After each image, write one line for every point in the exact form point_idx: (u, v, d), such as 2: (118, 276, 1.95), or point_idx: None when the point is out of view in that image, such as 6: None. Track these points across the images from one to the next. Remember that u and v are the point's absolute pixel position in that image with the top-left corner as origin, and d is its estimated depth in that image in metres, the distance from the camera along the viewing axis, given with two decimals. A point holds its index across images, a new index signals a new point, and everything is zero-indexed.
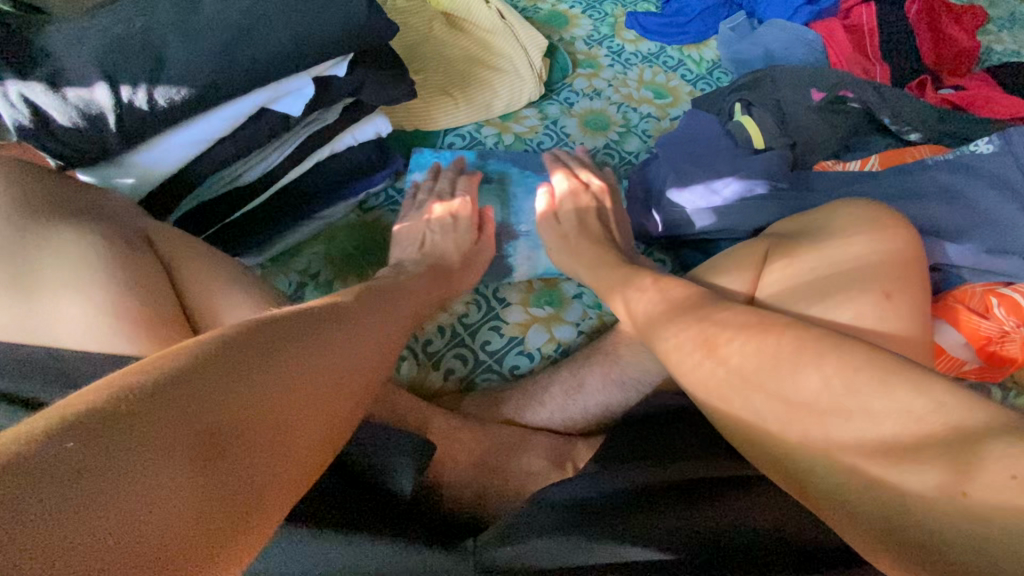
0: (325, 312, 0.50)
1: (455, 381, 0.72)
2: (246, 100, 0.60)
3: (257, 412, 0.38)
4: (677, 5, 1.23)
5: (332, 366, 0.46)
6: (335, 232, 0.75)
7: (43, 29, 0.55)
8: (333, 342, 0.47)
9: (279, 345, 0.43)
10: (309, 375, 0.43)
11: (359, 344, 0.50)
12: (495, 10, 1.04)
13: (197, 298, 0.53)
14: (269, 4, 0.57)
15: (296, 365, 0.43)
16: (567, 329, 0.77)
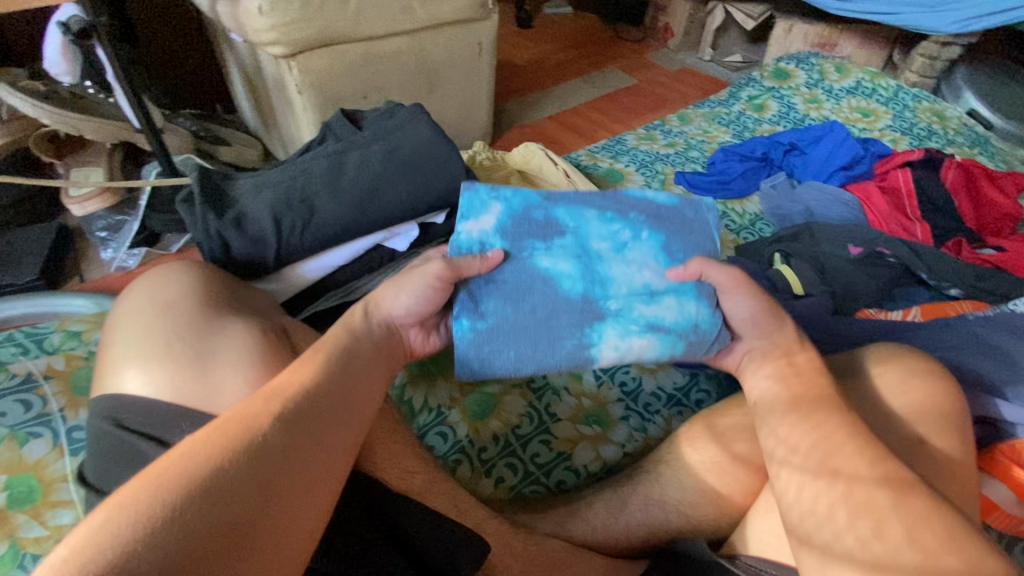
0: (297, 403, 0.52)
1: (504, 489, 0.78)
2: (366, 240, 0.77)
3: (197, 574, 0.40)
4: (722, 165, 1.41)
5: (284, 494, 0.47)
6: None
7: (235, 184, 0.76)
8: (292, 455, 0.48)
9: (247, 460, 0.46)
10: (260, 507, 0.45)
11: (320, 450, 0.51)
12: (562, 169, 1.25)
13: None
14: (395, 174, 0.76)
15: (251, 507, 0.44)
16: (612, 448, 0.82)
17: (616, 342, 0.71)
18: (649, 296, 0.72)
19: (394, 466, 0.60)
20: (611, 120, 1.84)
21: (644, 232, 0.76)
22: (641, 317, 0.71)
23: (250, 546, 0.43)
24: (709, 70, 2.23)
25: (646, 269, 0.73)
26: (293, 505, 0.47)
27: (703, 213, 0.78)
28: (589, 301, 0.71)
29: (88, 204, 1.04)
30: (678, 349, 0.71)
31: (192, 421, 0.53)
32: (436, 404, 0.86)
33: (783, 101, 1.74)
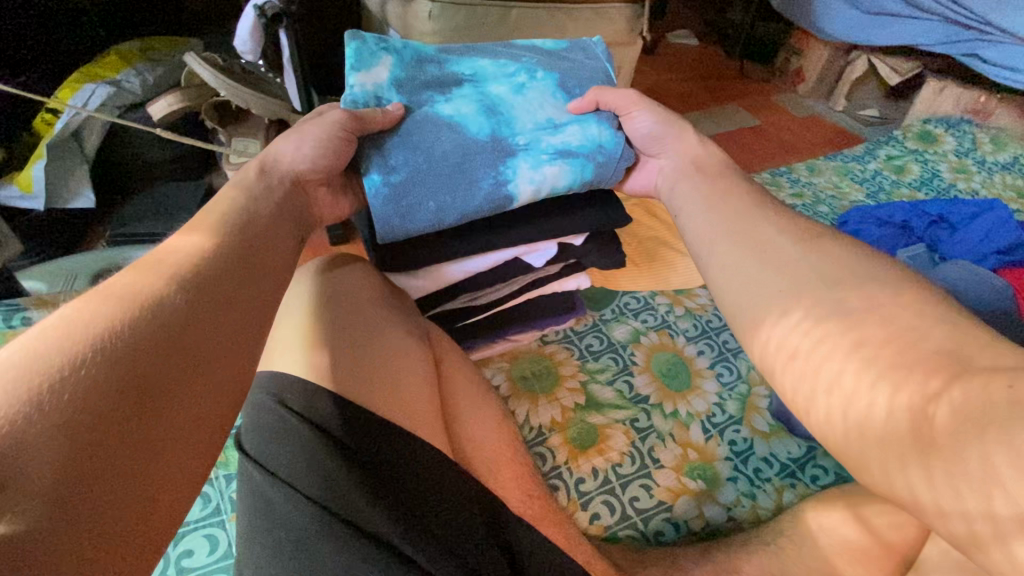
0: (232, 241, 0.49)
1: (598, 527, 0.75)
2: (507, 253, 0.77)
3: (145, 404, 0.36)
4: (855, 226, 1.32)
5: (230, 338, 0.43)
6: (519, 356, 0.94)
7: None
8: (232, 299, 0.45)
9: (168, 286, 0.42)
10: (209, 348, 0.41)
11: (258, 298, 0.47)
12: None
13: (448, 386, 0.63)
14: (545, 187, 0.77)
15: (202, 344, 0.41)
16: (717, 510, 0.77)
17: (530, 175, 0.69)
18: (553, 128, 0.72)
19: (515, 484, 0.58)
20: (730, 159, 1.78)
21: (540, 74, 0.77)
22: (548, 147, 0.71)
23: (199, 384, 0.39)
24: (839, 121, 2.11)
25: (547, 106, 0.74)
26: (238, 348, 0.44)
27: (594, 59, 0.82)
28: (498, 139, 0.70)
29: (243, 173, 1.11)
30: (588, 172, 0.71)
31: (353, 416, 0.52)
32: (538, 424, 0.85)
33: (926, 165, 1.62)
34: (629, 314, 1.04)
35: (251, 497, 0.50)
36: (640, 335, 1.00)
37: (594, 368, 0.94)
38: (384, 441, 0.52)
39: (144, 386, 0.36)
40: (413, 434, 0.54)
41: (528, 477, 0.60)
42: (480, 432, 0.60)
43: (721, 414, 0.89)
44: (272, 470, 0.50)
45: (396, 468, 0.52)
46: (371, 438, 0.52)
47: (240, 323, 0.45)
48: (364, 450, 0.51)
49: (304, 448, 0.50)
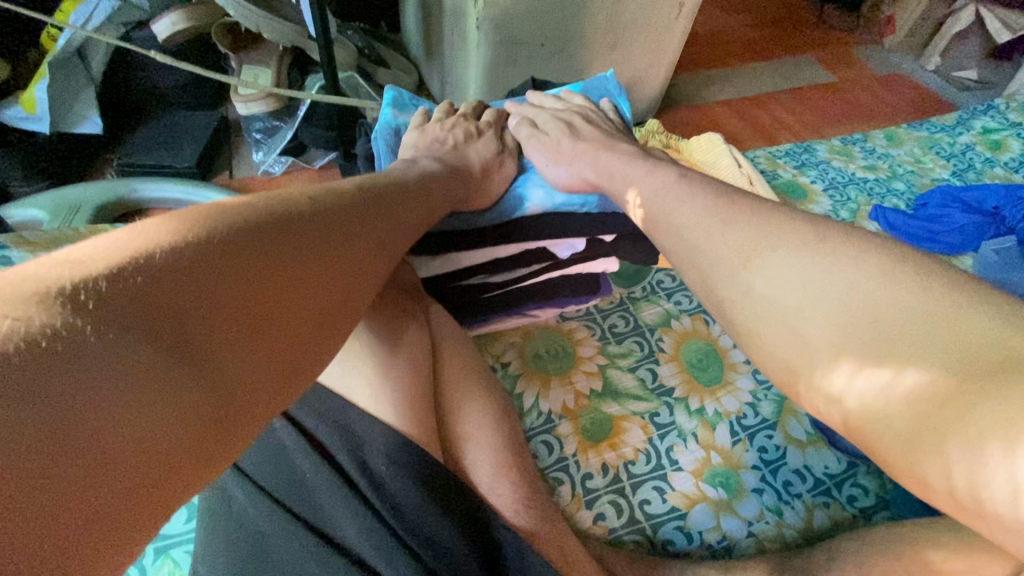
0: (364, 185, 0.55)
1: (602, 529, 0.69)
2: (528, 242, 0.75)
3: (307, 287, 0.42)
4: (934, 210, 1.15)
5: (368, 254, 0.49)
6: (533, 332, 0.86)
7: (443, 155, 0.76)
8: (365, 220, 0.51)
9: (285, 237, 0.42)
10: (352, 254, 0.47)
11: (390, 229, 0.54)
12: (745, 175, 1.00)
13: (445, 375, 0.55)
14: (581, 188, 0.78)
15: (347, 252, 0.47)
16: (736, 523, 0.70)
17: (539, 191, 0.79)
18: None
19: (509, 492, 0.51)
20: (797, 120, 1.58)
21: None
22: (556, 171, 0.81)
23: (344, 285, 0.45)
24: (929, 83, 1.85)
25: None
26: (372, 261, 0.49)
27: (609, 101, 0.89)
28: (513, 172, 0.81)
29: (253, 105, 1.03)
30: None
31: (328, 413, 0.48)
32: (547, 409, 0.78)
33: None
34: (662, 295, 0.95)
35: (215, 493, 0.48)
36: (672, 319, 0.91)
37: (615, 352, 0.85)
38: (356, 438, 0.47)
39: (215, 323, 0.35)
40: (403, 434, 0.47)
41: (526, 486, 0.52)
42: (476, 431, 0.53)
43: (753, 415, 0.79)
44: (241, 464, 0.48)
45: (368, 471, 0.45)
46: (342, 434, 0.47)
47: (327, 296, 0.44)
48: (337, 449, 0.46)
49: (272, 443, 0.48)
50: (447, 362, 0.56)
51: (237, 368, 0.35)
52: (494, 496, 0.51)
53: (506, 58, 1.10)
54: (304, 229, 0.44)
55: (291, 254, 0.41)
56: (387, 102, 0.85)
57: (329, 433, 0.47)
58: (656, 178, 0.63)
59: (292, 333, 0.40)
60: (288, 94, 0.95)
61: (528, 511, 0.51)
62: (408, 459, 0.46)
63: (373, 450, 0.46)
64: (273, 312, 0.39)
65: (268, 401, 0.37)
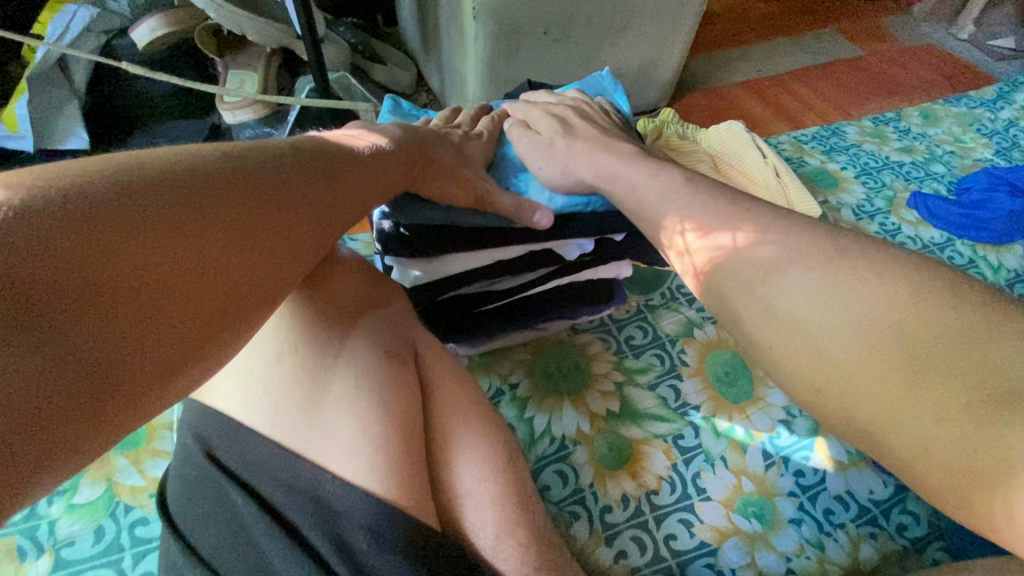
0: (300, 149, 0.49)
1: (625, 569, 0.63)
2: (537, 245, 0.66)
3: (192, 272, 0.38)
4: (979, 195, 1.04)
5: (283, 231, 0.44)
6: (541, 346, 0.80)
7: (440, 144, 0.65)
8: (291, 191, 0.45)
9: (176, 215, 0.38)
10: (261, 235, 0.43)
11: (326, 201, 0.48)
12: (771, 166, 0.92)
13: (440, 422, 0.49)
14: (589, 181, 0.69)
15: (255, 232, 0.42)
16: (773, 559, 0.63)
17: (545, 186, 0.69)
18: None
19: (517, 555, 0.45)
20: (822, 99, 1.47)
21: None
22: None
23: (246, 270, 0.42)
24: (963, 54, 1.72)
25: None
26: (288, 242, 0.45)
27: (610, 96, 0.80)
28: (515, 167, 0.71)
29: (240, 113, 0.98)
30: None
31: (296, 484, 0.42)
32: (561, 434, 0.72)
33: None
34: (682, 301, 0.88)
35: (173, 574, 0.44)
36: (694, 328, 0.84)
37: (635, 367, 0.79)
38: (331, 511, 0.41)
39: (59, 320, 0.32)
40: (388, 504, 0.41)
41: (536, 544, 0.46)
42: (477, 484, 0.47)
43: (787, 435, 0.73)
44: (197, 547, 0.43)
45: (345, 550, 0.40)
46: (313, 506, 0.41)
47: (222, 285, 0.40)
48: (306, 526, 0.41)
49: (233, 520, 0.42)
50: (443, 406, 0.50)
51: (87, 366, 0.33)
52: (499, 560, 0.45)
53: (506, 49, 1.02)
54: (200, 204, 0.39)
55: (174, 237, 0.37)
56: (387, 111, 0.79)
57: (297, 506, 0.42)
58: (674, 186, 0.56)
59: (168, 327, 0.37)
60: (273, 100, 0.89)
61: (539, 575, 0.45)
62: (388, 532, 0.40)
63: (349, 525, 0.41)
64: (143, 304, 0.36)
65: (130, 401, 0.35)
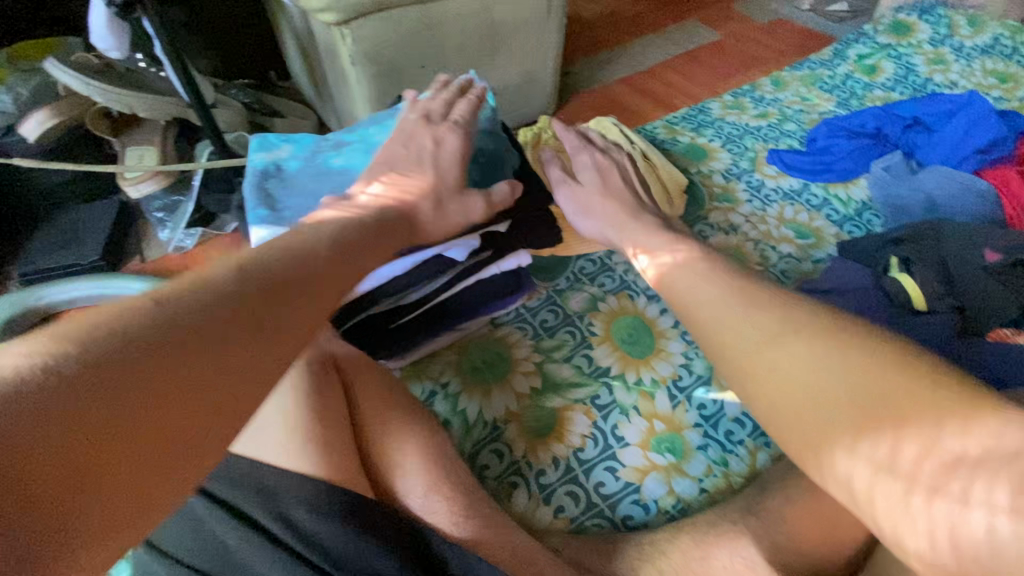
0: (248, 266, 0.48)
1: (564, 520, 0.71)
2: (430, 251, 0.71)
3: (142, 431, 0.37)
4: (824, 142, 1.21)
5: (229, 360, 0.42)
6: (467, 345, 0.87)
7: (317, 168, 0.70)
8: (234, 320, 0.44)
9: (120, 379, 0.37)
10: (210, 371, 0.41)
11: (277, 324, 0.46)
12: (639, 150, 1.05)
13: (363, 410, 0.56)
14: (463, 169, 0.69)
15: (205, 371, 0.41)
16: (687, 484, 0.73)
17: (423, 184, 0.68)
18: (439, 138, 0.71)
19: (447, 509, 0.52)
20: (690, 83, 1.64)
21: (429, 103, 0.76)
22: (439, 154, 0.70)
23: (198, 411, 0.40)
24: (806, 24, 1.94)
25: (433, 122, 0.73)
26: (239, 371, 0.43)
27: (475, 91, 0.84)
28: (388, 161, 0.70)
29: (144, 186, 1.02)
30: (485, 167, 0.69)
31: (242, 474, 0.49)
32: (492, 418, 0.79)
33: (900, 61, 1.48)
34: (586, 280, 0.98)
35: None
36: (598, 302, 0.94)
37: (552, 347, 0.88)
38: (273, 494, 0.48)
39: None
40: (320, 484, 0.49)
41: (461, 497, 0.54)
42: (402, 456, 0.54)
43: (687, 375, 0.83)
44: (157, 542, 0.48)
45: (289, 523, 0.47)
46: (258, 493, 0.48)
47: (172, 430, 0.38)
48: (253, 509, 0.48)
49: (186, 516, 0.48)
50: (362, 400, 0.57)
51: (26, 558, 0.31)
52: (431, 515, 0.52)
53: (389, 84, 1.11)
54: (145, 358, 0.39)
55: (116, 398, 0.37)
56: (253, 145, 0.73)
57: (241, 494, 0.48)
58: None
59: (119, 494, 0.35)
60: (170, 169, 0.93)
61: (468, 521, 0.52)
62: (328, 502, 0.48)
63: (289, 501, 0.48)
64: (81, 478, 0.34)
65: None
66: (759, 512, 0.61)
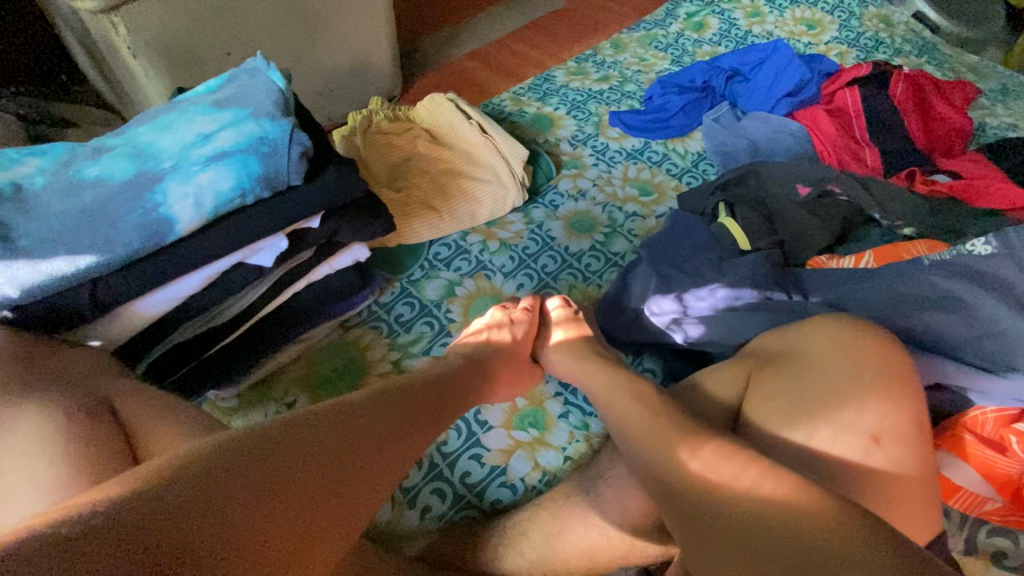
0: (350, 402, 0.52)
1: (432, 520, 0.69)
2: (222, 262, 0.67)
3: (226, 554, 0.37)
4: (659, 100, 1.25)
5: (360, 490, 0.47)
6: (315, 356, 0.81)
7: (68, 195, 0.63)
8: (354, 454, 0.48)
9: (196, 506, 0.38)
10: (314, 496, 0.43)
11: (392, 452, 0.51)
12: (477, 125, 1.05)
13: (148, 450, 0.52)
14: (228, 169, 0.64)
15: (303, 499, 0.43)
16: (552, 455, 0.73)
17: (182, 190, 0.63)
18: (203, 140, 0.67)
19: None
20: (539, 52, 1.63)
21: (197, 105, 0.72)
22: (201, 157, 0.66)
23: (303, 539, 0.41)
24: None
25: (198, 123, 0.69)
26: (353, 493, 0.46)
27: (261, 77, 0.75)
28: (144, 173, 0.65)
29: None
30: (252, 163, 0.65)
31: None
32: None
33: (724, 15, 1.57)
34: (441, 265, 0.93)
35: None
36: (455, 286, 0.90)
37: (406, 342, 0.83)
38: None
39: None
40: None
41: None
42: None
43: None
44: None
45: None
46: None
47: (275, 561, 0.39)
48: None
49: None
50: None
51: None
52: None
53: None
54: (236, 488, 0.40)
55: (195, 523, 0.37)
56: None
57: None
58: None
59: None
60: None
61: None
62: None
63: None
64: None
65: None
66: (606, 473, 0.62)
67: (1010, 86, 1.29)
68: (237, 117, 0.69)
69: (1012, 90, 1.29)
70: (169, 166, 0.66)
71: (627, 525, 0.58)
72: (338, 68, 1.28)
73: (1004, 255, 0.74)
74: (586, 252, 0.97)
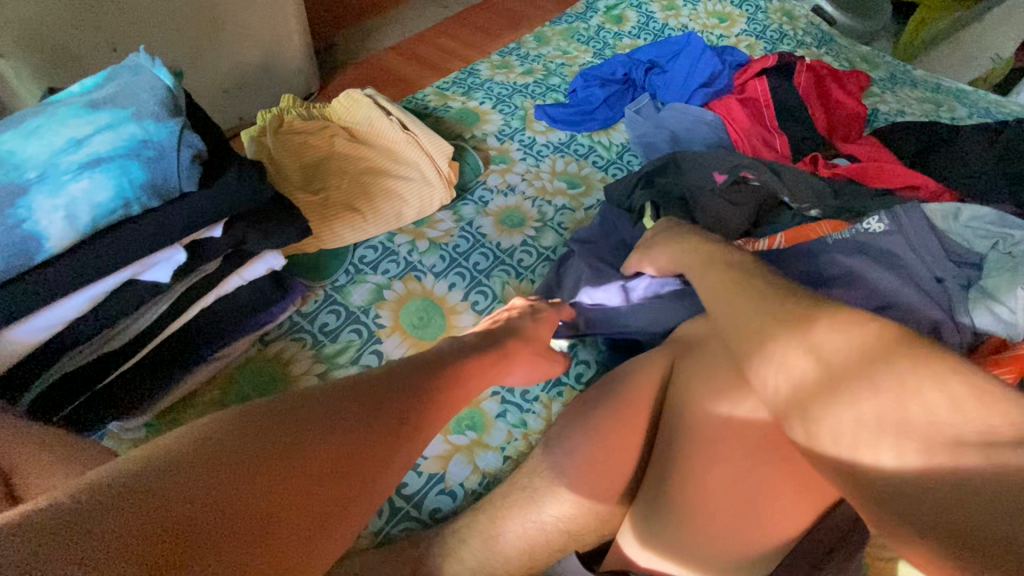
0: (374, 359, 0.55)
1: (368, 537, 0.66)
2: (108, 280, 0.61)
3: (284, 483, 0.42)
4: (582, 93, 1.27)
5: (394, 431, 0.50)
6: (233, 375, 0.75)
7: None
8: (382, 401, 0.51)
9: (255, 443, 0.42)
10: (352, 434, 0.47)
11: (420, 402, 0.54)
12: (397, 121, 1.01)
13: None
14: (109, 178, 0.58)
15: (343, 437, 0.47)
16: (491, 456, 0.72)
17: (51, 203, 0.57)
18: (74, 145, 0.60)
19: None
20: (463, 45, 1.61)
21: (63, 108, 0.64)
22: (72, 165, 0.59)
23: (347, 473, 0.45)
24: None
25: (68, 127, 0.62)
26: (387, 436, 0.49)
27: (143, 73, 0.68)
28: (3, 185, 0.57)
29: None
30: (134, 169, 0.59)
31: None
32: None
33: (642, 9, 1.61)
34: (368, 269, 0.89)
35: None
36: (384, 290, 0.87)
37: (332, 352, 0.80)
38: None
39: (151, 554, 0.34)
40: None
41: None
42: None
43: None
44: None
45: None
46: None
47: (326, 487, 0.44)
48: None
49: None
50: None
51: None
52: None
53: None
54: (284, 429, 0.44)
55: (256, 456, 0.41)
56: None
57: None
58: None
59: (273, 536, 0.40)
60: None
61: None
62: None
63: None
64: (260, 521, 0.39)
65: None
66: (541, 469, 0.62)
67: (896, 75, 1.41)
68: (115, 119, 0.62)
69: (899, 79, 1.41)
70: (32, 177, 0.58)
71: (564, 520, 0.58)
72: (246, 64, 1.20)
73: (895, 230, 0.80)
74: (517, 247, 0.96)
